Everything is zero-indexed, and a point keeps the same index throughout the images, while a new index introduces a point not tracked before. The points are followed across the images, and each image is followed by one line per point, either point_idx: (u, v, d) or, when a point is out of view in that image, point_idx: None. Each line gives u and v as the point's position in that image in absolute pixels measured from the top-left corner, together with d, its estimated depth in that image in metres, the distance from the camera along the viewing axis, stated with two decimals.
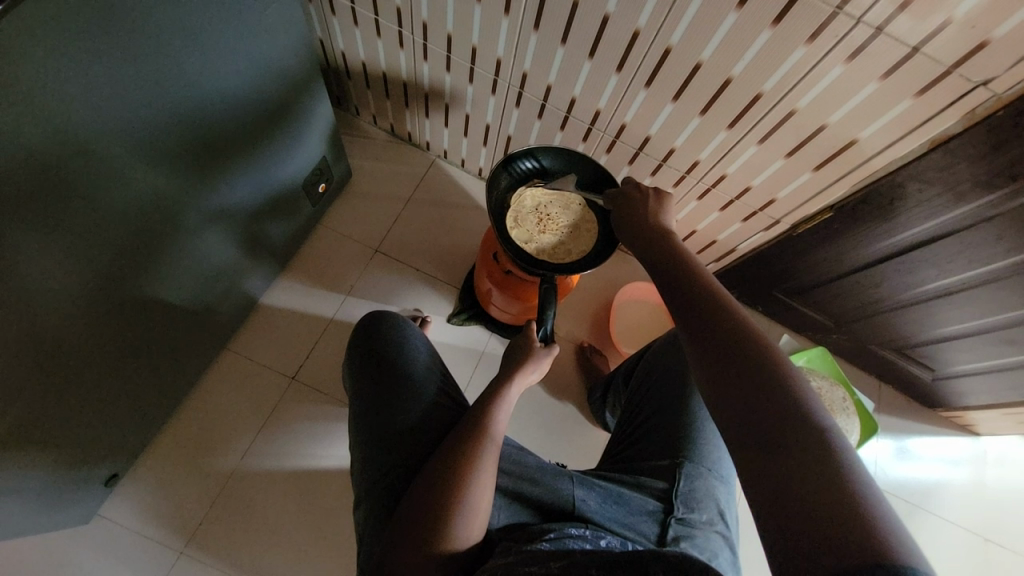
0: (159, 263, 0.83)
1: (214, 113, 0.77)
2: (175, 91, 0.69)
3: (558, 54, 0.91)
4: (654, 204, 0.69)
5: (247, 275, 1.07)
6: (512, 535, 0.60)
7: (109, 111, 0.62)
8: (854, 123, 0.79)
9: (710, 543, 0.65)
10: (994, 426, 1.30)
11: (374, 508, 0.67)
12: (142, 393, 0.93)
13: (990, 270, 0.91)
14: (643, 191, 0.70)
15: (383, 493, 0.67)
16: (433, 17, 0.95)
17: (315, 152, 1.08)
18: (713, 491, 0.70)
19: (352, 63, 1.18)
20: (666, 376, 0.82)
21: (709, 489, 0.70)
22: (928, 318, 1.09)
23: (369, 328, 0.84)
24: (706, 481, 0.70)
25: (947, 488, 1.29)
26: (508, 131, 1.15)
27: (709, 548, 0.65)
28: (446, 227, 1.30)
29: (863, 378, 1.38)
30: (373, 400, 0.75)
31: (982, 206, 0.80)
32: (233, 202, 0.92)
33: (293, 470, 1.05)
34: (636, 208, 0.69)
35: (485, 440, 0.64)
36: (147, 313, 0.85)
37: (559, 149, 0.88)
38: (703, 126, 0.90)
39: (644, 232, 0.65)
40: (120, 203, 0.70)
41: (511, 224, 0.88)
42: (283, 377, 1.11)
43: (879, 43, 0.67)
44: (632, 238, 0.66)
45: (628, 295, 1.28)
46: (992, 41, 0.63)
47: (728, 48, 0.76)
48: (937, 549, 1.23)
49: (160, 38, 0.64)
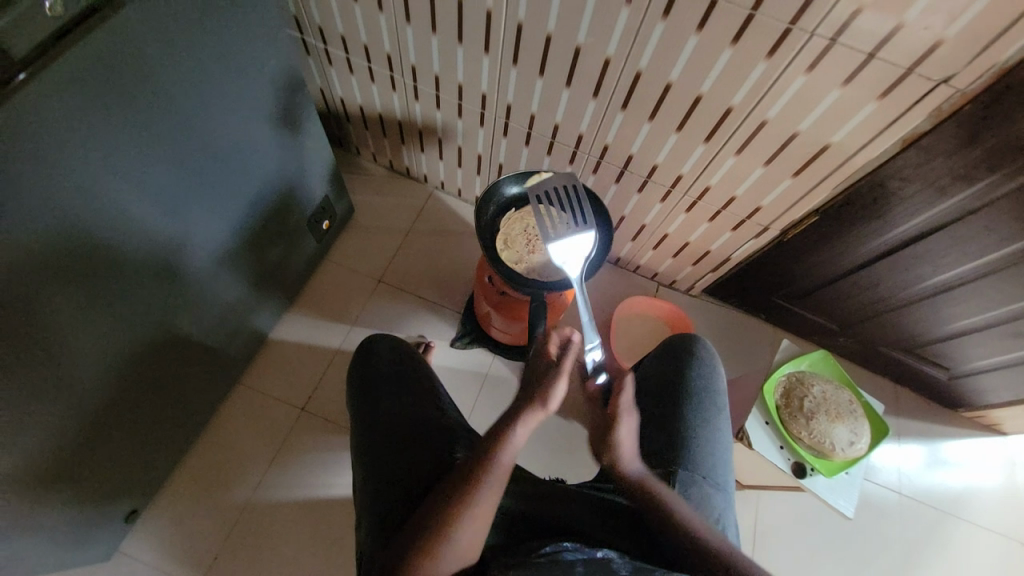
0: (173, 304, 0.88)
1: (221, 163, 0.83)
2: (185, 148, 0.76)
3: (537, 84, 0.96)
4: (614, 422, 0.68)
5: (255, 310, 1.12)
6: (507, 551, 0.60)
7: (121, 164, 0.68)
8: (825, 127, 0.80)
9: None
10: (1021, 424, 1.25)
11: (372, 524, 0.68)
12: (157, 430, 0.97)
13: (985, 262, 0.92)
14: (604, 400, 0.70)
15: (382, 512, 0.68)
16: (421, 60, 1.02)
17: (317, 190, 1.14)
18: (709, 501, 0.69)
19: (349, 107, 1.26)
20: (660, 387, 0.81)
21: (703, 497, 0.69)
22: (933, 314, 1.08)
23: (367, 349, 0.87)
24: (701, 489, 0.70)
25: (977, 493, 1.24)
26: (498, 159, 1.20)
27: None
28: (446, 255, 1.35)
29: (877, 382, 1.34)
30: (368, 422, 0.78)
31: (967, 197, 0.82)
32: (242, 243, 0.98)
33: (305, 500, 1.07)
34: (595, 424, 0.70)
35: (482, 481, 0.60)
36: (161, 351, 0.90)
37: (532, 171, 0.94)
38: (681, 141, 0.93)
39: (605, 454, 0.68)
40: (130, 248, 0.75)
41: (501, 247, 0.91)
42: (292, 410, 1.14)
43: (836, 52, 0.70)
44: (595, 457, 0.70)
45: (628, 310, 1.28)
46: (945, 41, 0.64)
47: (694, 68, 0.80)
48: (969, 557, 1.18)
49: (170, 98, 0.70)
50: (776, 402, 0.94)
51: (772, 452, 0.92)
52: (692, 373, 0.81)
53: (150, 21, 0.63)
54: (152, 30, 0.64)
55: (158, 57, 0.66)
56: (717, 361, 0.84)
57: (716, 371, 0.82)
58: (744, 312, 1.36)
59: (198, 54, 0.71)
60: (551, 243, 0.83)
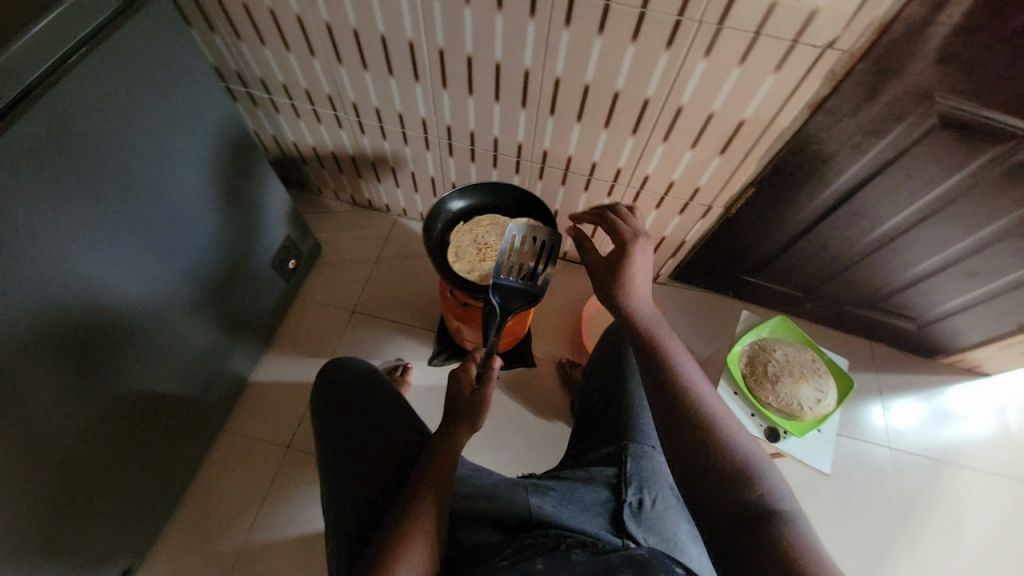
0: (143, 358, 0.90)
1: (174, 216, 0.87)
2: (133, 205, 0.79)
3: (469, 103, 1.01)
4: (631, 251, 0.73)
5: (230, 355, 1.13)
6: (473, 558, 0.61)
7: (71, 227, 0.71)
8: (736, 104, 0.85)
9: (665, 523, 0.66)
10: (998, 362, 1.26)
11: (341, 551, 0.69)
12: (143, 486, 0.98)
13: (918, 208, 0.96)
14: (620, 234, 0.76)
15: (350, 538, 0.69)
16: (359, 96, 1.07)
17: (278, 233, 1.18)
18: (661, 468, 0.72)
19: (302, 149, 1.31)
20: (607, 370, 0.86)
21: (655, 466, 0.72)
22: (887, 265, 1.11)
23: (326, 380, 0.89)
24: (652, 458, 0.73)
25: (965, 436, 1.26)
26: (450, 179, 1.25)
27: (666, 529, 0.66)
28: (415, 277, 1.38)
29: (853, 342, 1.36)
30: (333, 450, 0.79)
31: (882, 149, 0.87)
32: (207, 290, 1.00)
33: (300, 536, 1.07)
34: (611, 255, 0.74)
35: (432, 475, 0.65)
36: (137, 405, 0.91)
37: (470, 186, 1.00)
38: (612, 136, 0.98)
39: (621, 278, 0.71)
40: (89, 306, 0.77)
41: (452, 259, 0.95)
42: (278, 449, 1.15)
43: (726, 35, 0.75)
44: (607, 286, 0.72)
45: (598, 306, 1.31)
46: (820, 9, 0.69)
47: (605, 67, 0.85)
48: (968, 501, 1.19)
49: (111, 161, 0.74)
50: (740, 369, 1.04)
51: (745, 420, 1.01)
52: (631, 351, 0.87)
53: (80, 94, 0.68)
54: (85, 102, 0.69)
55: (94, 125, 0.71)
56: None
57: None
58: (713, 292, 1.39)
59: (133, 117, 0.75)
60: (495, 284, 0.89)
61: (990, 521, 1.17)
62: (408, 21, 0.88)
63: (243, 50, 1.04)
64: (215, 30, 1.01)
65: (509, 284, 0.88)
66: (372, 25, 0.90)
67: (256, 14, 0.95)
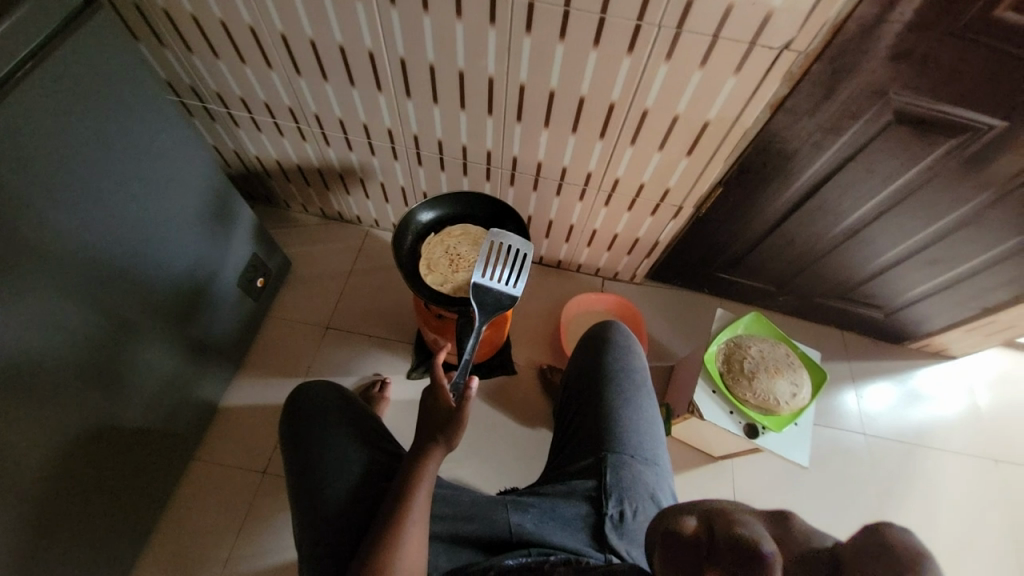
0: (103, 393, 0.85)
1: (127, 244, 0.82)
2: (82, 234, 0.75)
3: (434, 111, 0.99)
4: None
5: (198, 381, 1.09)
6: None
7: (16, 264, 0.67)
8: (700, 106, 0.86)
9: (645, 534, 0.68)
10: (962, 345, 1.31)
11: None
12: (112, 525, 0.93)
13: (880, 202, 0.98)
14: None
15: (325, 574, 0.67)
16: (321, 108, 1.04)
17: (243, 252, 1.13)
18: (641, 477, 0.71)
19: (266, 163, 1.26)
20: (588, 379, 0.85)
21: (636, 476, 0.71)
22: (854, 257, 1.14)
23: (293, 406, 0.85)
24: (632, 469, 0.72)
25: (936, 419, 1.29)
26: (420, 189, 1.22)
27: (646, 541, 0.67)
28: (389, 289, 1.35)
29: (826, 332, 1.39)
30: (301, 480, 0.76)
31: (842, 146, 0.89)
32: (169, 317, 0.96)
33: (281, 564, 1.04)
34: None
35: (409, 499, 0.62)
36: (101, 441, 0.87)
37: (441, 196, 0.98)
38: (580, 141, 0.98)
39: None
40: (36, 342, 0.72)
41: (424, 272, 0.93)
42: (254, 475, 1.11)
43: (687, 39, 0.76)
44: None
45: (576, 309, 1.28)
46: (775, 10, 0.70)
47: (569, 73, 0.84)
48: (943, 481, 1.23)
49: (54, 188, 0.69)
50: (718, 368, 1.06)
51: (723, 418, 1.03)
52: (610, 359, 0.87)
53: (15, 121, 0.63)
54: (22, 129, 0.64)
55: (30, 150, 0.65)
56: (634, 344, 0.91)
57: (631, 353, 0.88)
58: (689, 290, 1.40)
59: (76, 142, 0.70)
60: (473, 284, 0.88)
61: (964, 500, 1.21)
62: (365, 31, 0.86)
63: (196, 63, 1.00)
64: (163, 42, 0.97)
65: (487, 286, 0.87)
66: (329, 36, 0.88)
67: (207, 26, 0.91)
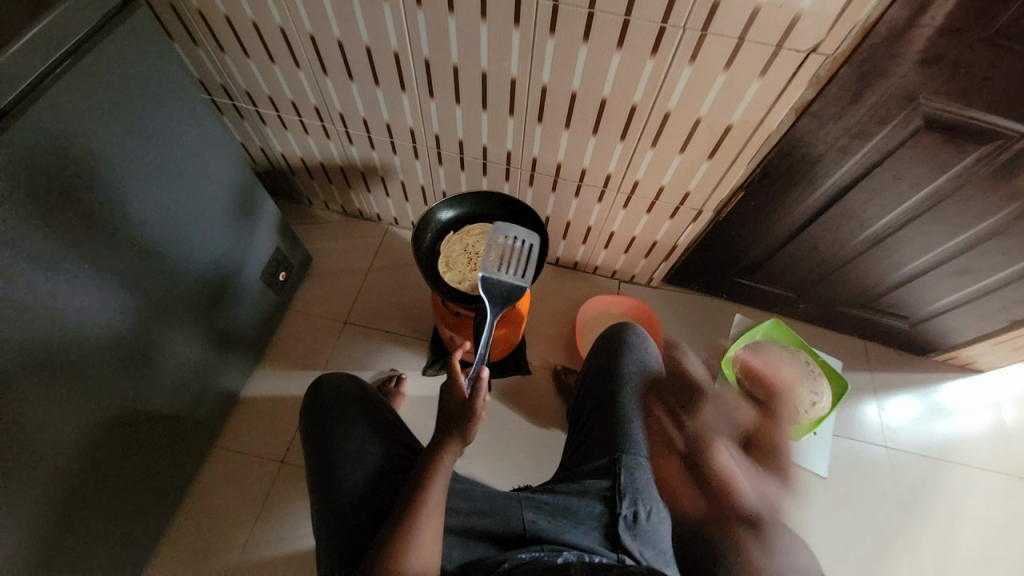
0: (131, 378, 0.89)
1: (158, 235, 0.86)
2: (117, 225, 0.78)
3: (457, 111, 1.01)
4: None
5: (221, 370, 1.12)
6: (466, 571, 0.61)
7: (53, 252, 0.70)
8: (722, 109, 0.85)
9: (658, 535, 0.68)
10: (991, 358, 1.27)
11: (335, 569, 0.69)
12: (135, 506, 0.96)
13: (907, 209, 0.96)
14: None
15: (342, 561, 0.69)
16: (345, 107, 1.06)
17: (267, 247, 1.16)
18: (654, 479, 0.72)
19: (291, 160, 1.29)
20: (604, 379, 0.85)
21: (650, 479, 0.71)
22: (879, 266, 1.11)
23: (313, 397, 0.87)
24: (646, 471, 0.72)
25: (962, 434, 1.25)
26: (440, 188, 1.24)
27: (658, 542, 0.68)
28: (407, 286, 1.37)
29: (848, 341, 1.36)
30: (319, 469, 0.78)
31: (868, 151, 0.87)
32: (197, 307, 1.00)
33: (296, 552, 1.06)
34: None
35: (425, 492, 0.63)
36: (130, 424, 0.90)
37: (461, 195, 0.99)
38: (600, 143, 0.98)
39: None
40: (71, 327, 0.75)
41: (443, 269, 0.94)
42: (272, 463, 1.14)
43: (711, 42, 0.76)
44: None
45: (592, 310, 1.28)
46: (803, 13, 0.69)
47: (591, 74, 0.85)
48: (967, 499, 1.19)
49: (89, 181, 0.72)
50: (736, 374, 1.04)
51: None
52: (626, 359, 0.87)
53: (53, 116, 0.66)
54: (60, 124, 0.67)
55: (68, 145, 0.69)
56: (650, 345, 0.90)
57: (647, 354, 0.88)
58: (707, 295, 1.38)
59: (111, 138, 0.74)
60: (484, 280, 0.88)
61: (989, 518, 1.17)
62: (392, 32, 0.87)
63: (227, 62, 1.04)
64: (198, 42, 1.01)
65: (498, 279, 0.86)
66: (356, 37, 0.90)
67: (239, 26, 0.94)
